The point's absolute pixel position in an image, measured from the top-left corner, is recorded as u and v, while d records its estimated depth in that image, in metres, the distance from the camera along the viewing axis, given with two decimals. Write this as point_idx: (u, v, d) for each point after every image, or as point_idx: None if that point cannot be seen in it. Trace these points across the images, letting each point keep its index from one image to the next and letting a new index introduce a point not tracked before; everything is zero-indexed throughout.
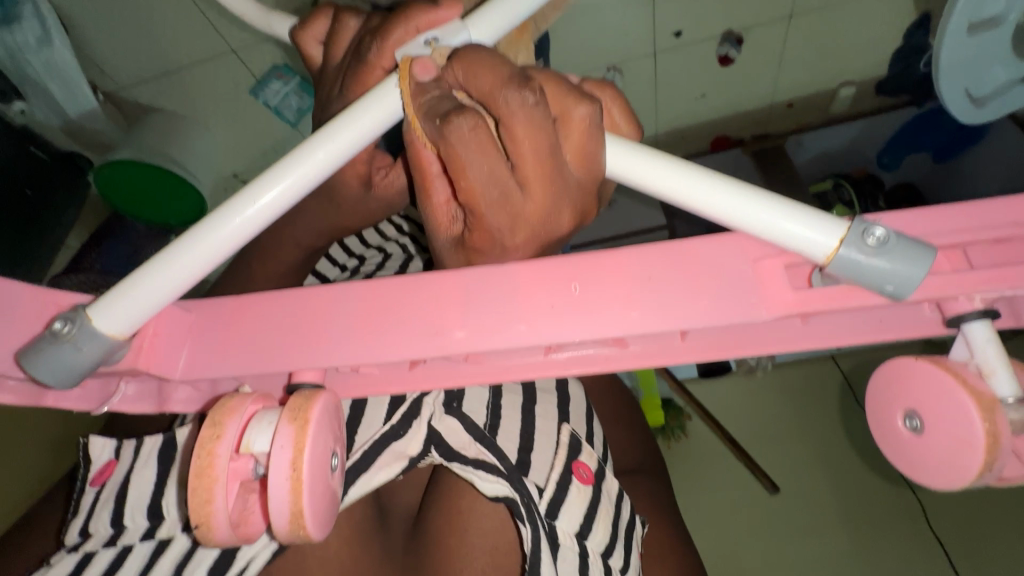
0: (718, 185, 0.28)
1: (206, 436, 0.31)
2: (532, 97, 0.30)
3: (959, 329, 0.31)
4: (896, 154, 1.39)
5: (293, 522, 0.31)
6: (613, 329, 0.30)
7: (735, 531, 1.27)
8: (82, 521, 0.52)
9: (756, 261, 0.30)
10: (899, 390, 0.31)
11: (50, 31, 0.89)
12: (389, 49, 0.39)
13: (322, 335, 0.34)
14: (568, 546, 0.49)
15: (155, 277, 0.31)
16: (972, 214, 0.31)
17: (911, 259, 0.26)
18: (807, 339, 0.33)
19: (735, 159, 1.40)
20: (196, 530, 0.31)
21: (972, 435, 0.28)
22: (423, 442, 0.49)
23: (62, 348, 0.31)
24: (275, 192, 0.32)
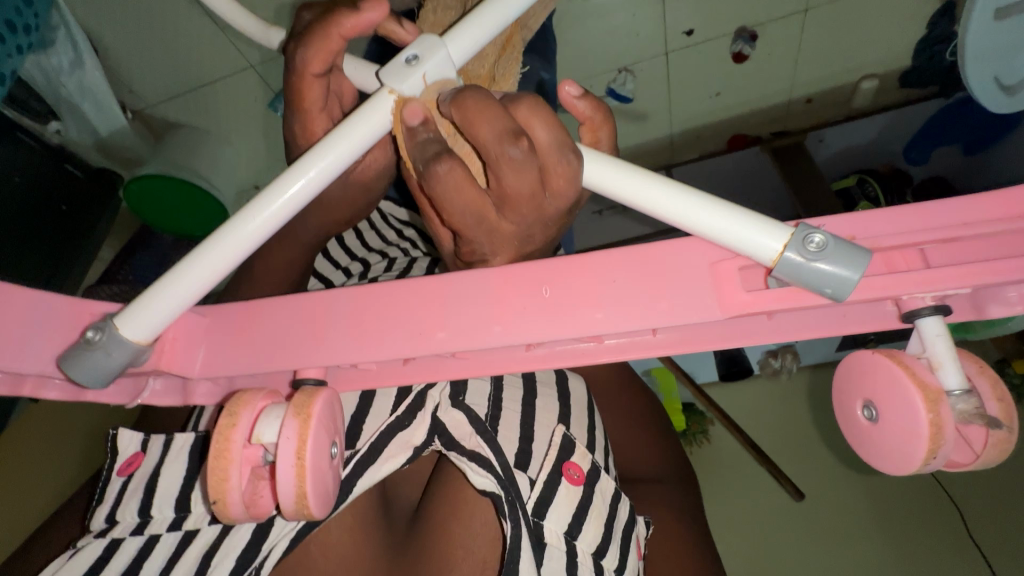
0: (706, 199, 0.27)
1: (224, 423, 0.32)
2: (518, 151, 0.31)
3: (915, 325, 0.30)
4: (925, 147, 1.24)
5: (298, 501, 0.31)
6: (588, 328, 0.30)
7: (756, 534, 1.24)
8: (110, 508, 0.52)
9: (714, 262, 0.29)
10: (859, 379, 0.31)
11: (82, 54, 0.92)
12: (316, 54, 0.41)
13: (321, 334, 0.35)
14: (554, 547, 0.49)
15: (160, 298, 0.32)
16: (925, 214, 0.30)
17: (846, 263, 0.26)
18: (773, 334, 0.33)
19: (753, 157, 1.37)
20: (213, 504, 0.32)
21: (916, 425, 0.28)
22: (427, 432, 0.49)
23: (94, 353, 0.32)
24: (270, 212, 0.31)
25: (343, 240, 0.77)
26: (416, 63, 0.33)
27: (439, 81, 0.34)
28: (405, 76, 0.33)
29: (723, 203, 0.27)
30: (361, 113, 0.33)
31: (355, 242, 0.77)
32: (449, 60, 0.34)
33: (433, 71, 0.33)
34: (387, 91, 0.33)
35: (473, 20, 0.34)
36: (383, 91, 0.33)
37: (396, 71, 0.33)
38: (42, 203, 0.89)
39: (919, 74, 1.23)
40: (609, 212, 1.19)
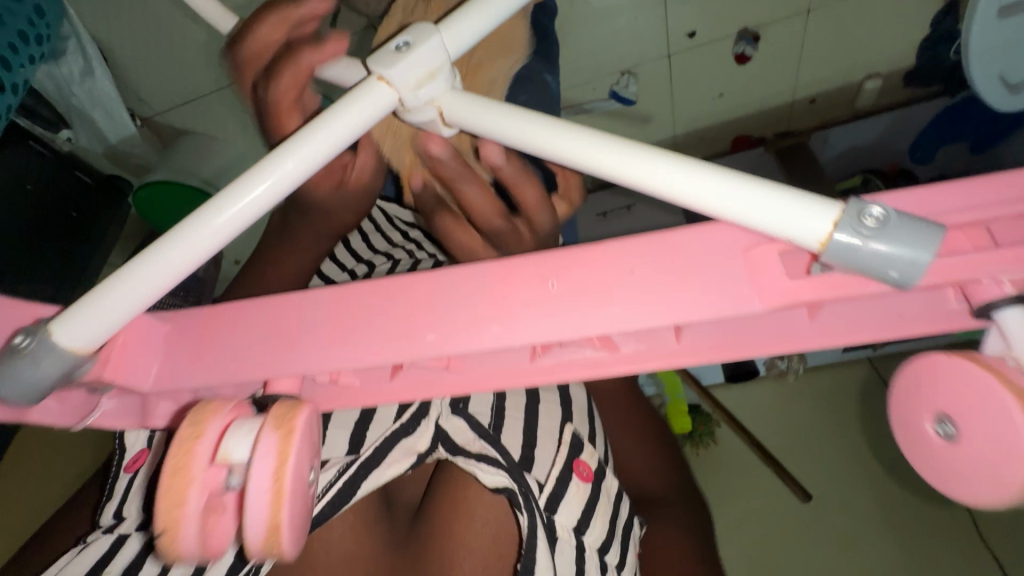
0: (699, 178, 0.26)
1: (185, 434, 0.30)
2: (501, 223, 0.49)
3: (989, 320, 0.26)
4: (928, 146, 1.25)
5: (268, 537, 0.29)
6: (594, 326, 0.29)
7: (764, 537, 1.22)
8: (117, 504, 0.51)
9: (746, 249, 0.28)
10: (929, 390, 0.26)
11: (91, 64, 0.93)
12: (281, 86, 0.44)
13: (291, 339, 0.34)
14: (566, 540, 0.49)
15: (123, 287, 0.30)
16: (998, 186, 0.26)
17: (915, 239, 0.23)
18: (815, 338, 0.31)
19: (757, 158, 1.36)
20: (160, 537, 0.29)
21: (1019, 438, 0.23)
22: (432, 439, 0.49)
23: (23, 363, 0.30)
24: (247, 200, 0.30)
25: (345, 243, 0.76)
26: (408, 48, 0.34)
27: (431, 65, 0.34)
28: (396, 60, 0.34)
29: (719, 179, 0.26)
30: (347, 101, 0.33)
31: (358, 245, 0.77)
32: (442, 45, 0.35)
33: (425, 53, 0.34)
34: (376, 76, 0.34)
35: (465, 13, 0.36)
36: (371, 78, 0.34)
37: (388, 56, 0.34)
38: (54, 206, 0.83)
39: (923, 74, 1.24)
40: (613, 214, 1.21)
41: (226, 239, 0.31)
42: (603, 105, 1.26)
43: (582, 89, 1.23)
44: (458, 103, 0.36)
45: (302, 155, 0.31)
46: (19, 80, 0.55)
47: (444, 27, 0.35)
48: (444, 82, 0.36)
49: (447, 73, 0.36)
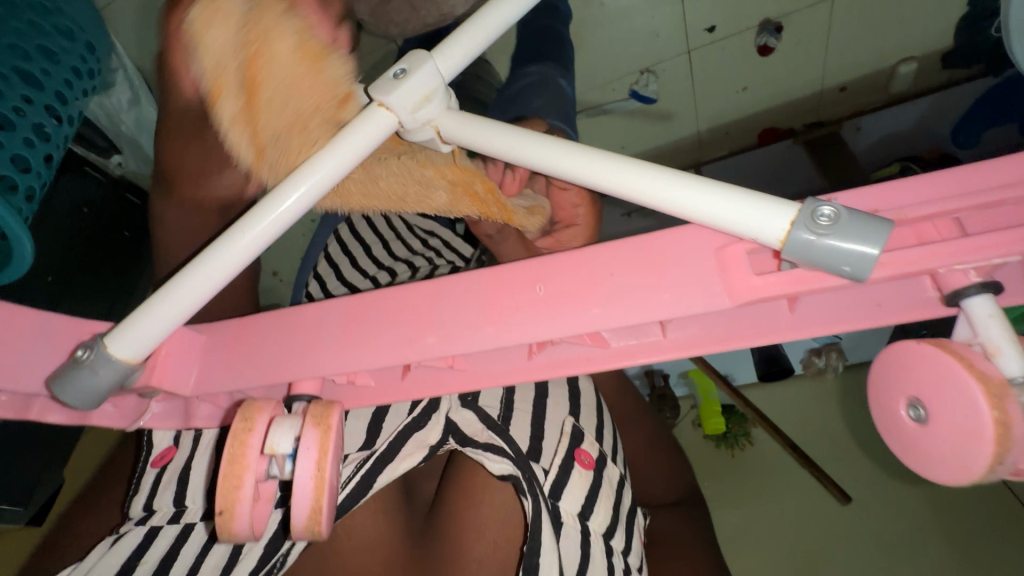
0: (675, 187, 0.28)
1: (239, 428, 0.33)
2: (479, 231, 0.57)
3: (960, 308, 0.28)
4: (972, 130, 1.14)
5: (311, 517, 0.32)
6: (577, 327, 0.31)
7: (800, 539, 1.19)
8: (146, 498, 0.55)
9: (719, 248, 0.29)
10: (900, 375, 0.27)
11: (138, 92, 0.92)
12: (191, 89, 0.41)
13: (312, 346, 0.37)
14: (570, 524, 0.51)
15: (162, 306, 0.34)
16: (963, 178, 0.27)
17: (865, 237, 0.24)
18: (799, 328, 0.32)
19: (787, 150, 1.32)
20: (218, 517, 0.32)
21: (976, 425, 0.24)
22: (442, 431, 0.50)
23: (82, 371, 0.34)
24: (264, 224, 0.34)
25: (355, 260, 0.79)
26: (403, 75, 0.37)
27: (427, 89, 0.37)
28: (396, 87, 0.36)
29: (699, 186, 0.28)
30: (355, 126, 0.36)
31: (366, 261, 0.79)
32: (436, 69, 0.38)
33: (421, 78, 0.37)
34: (377, 103, 0.37)
35: (453, 42, 0.39)
36: (374, 104, 0.37)
37: (387, 83, 0.37)
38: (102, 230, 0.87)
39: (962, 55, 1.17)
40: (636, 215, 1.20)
41: (248, 258, 0.35)
42: (624, 105, 1.27)
43: (603, 90, 1.25)
44: (455, 122, 0.39)
45: (313, 181, 0.34)
46: (74, 111, 0.62)
47: (435, 55, 0.38)
48: (440, 103, 0.38)
49: (443, 94, 0.39)
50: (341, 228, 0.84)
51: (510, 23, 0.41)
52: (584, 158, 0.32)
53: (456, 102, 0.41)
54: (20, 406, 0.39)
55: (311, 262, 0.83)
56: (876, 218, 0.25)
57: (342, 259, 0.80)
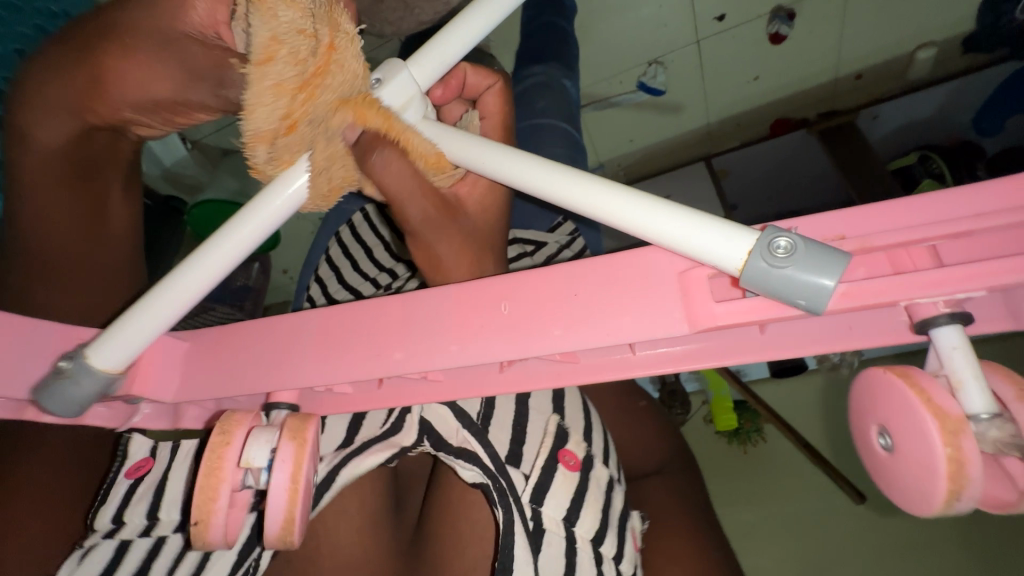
0: (644, 204, 0.28)
1: (216, 441, 0.33)
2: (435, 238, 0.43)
3: (928, 337, 0.27)
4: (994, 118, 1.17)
5: (284, 528, 0.33)
6: (539, 347, 0.31)
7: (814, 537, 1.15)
8: (114, 509, 0.50)
9: (681, 272, 0.29)
10: (873, 404, 0.27)
11: None
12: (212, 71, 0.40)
13: (286, 361, 0.37)
14: (554, 532, 0.47)
15: (140, 319, 0.35)
16: (930, 208, 0.26)
17: (821, 269, 0.24)
18: (766, 351, 0.31)
19: (801, 140, 1.31)
20: (194, 527, 0.32)
21: (931, 463, 0.24)
22: (416, 433, 0.47)
23: (63, 382, 0.35)
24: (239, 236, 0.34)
25: (357, 263, 0.79)
26: (378, 86, 0.37)
27: (402, 100, 0.37)
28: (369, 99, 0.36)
29: (668, 205, 0.27)
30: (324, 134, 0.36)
31: (368, 263, 0.79)
32: (411, 80, 0.37)
33: (395, 89, 0.37)
34: None
35: (429, 51, 0.39)
36: None
37: None
38: None
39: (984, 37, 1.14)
40: None
41: (224, 270, 0.35)
42: (631, 97, 1.24)
43: (609, 83, 1.23)
44: (431, 132, 0.38)
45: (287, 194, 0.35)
46: None
47: (410, 65, 0.38)
48: (415, 114, 0.38)
49: (419, 105, 0.38)
50: (341, 228, 0.84)
51: (487, 30, 0.41)
52: (549, 171, 0.31)
53: (433, 112, 0.41)
54: (19, 413, 0.40)
55: (313, 264, 0.87)
56: (834, 248, 0.25)
57: (343, 263, 0.79)
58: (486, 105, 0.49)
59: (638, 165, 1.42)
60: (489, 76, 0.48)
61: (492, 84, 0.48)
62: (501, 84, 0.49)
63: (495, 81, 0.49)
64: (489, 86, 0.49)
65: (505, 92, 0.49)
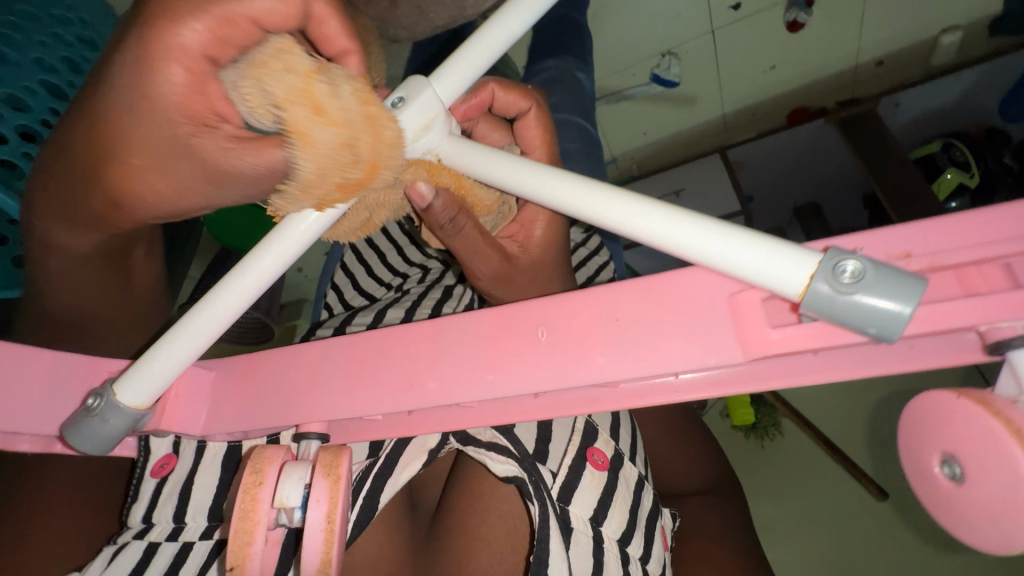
0: (697, 227, 0.26)
1: (250, 481, 0.32)
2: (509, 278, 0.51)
3: (1002, 357, 0.25)
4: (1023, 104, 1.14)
5: (321, 568, 0.32)
6: (577, 379, 0.30)
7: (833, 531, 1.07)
8: (146, 509, 0.47)
9: (731, 295, 0.27)
10: (938, 432, 0.25)
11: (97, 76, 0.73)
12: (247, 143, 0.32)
13: (315, 387, 0.37)
14: (581, 530, 0.45)
15: (169, 350, 0.34)
16: (1008, 221, 0.25)
17: (893, 295, 0.22)
18: (816, 373, 0.29)
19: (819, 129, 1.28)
20: (229, 572, 0.31)
21: (1020, 498, 0.22)
22: (442, 430, 0.45)
23: (93, 420, 0.35)
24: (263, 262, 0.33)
25: (371, 269, 0.77)
26: (403, 104, 0.35)
27: (426, 117, 0.36)
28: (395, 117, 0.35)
29: (720, 227, 0.26)
30: None
31: (382, 268, 0.76)
32: (436, 96, 0.36)
33: (421, 107, 0.35)
34: None
35: (451, 66, 0.38)
36: None
37: None
38: None
39: (1014, 20, 1.09)
40: None
41: (250, 299, 0.34)
42: (646, 89, 1.22)
43: (623, 75, 1.19)
44: (457, 148, 0.37)
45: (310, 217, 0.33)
46: None
47: (433, 80, 0.37)
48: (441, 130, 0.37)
49: (444, 121, 0.37)
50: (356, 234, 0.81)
51: (508, 44, 0.39)
52: (589, 198, 0.30)
53: (459, 127, 0.40)
54: (48, 444, 0.40)
55: (331, 271, 0.85)
56: (902, 270, 0.23)
57: (358, 267, 0.77)
58: (524, 132, 0.51)
59: (652, 158, 1.39)
60: (522, 99, 0.50)
61: (525, 108, 0.50)
62: (533, 106, 0.51)
63: (527, 103, 0.50)
64: (523, 108, 0.50)
65: (540, 115, 0.52)
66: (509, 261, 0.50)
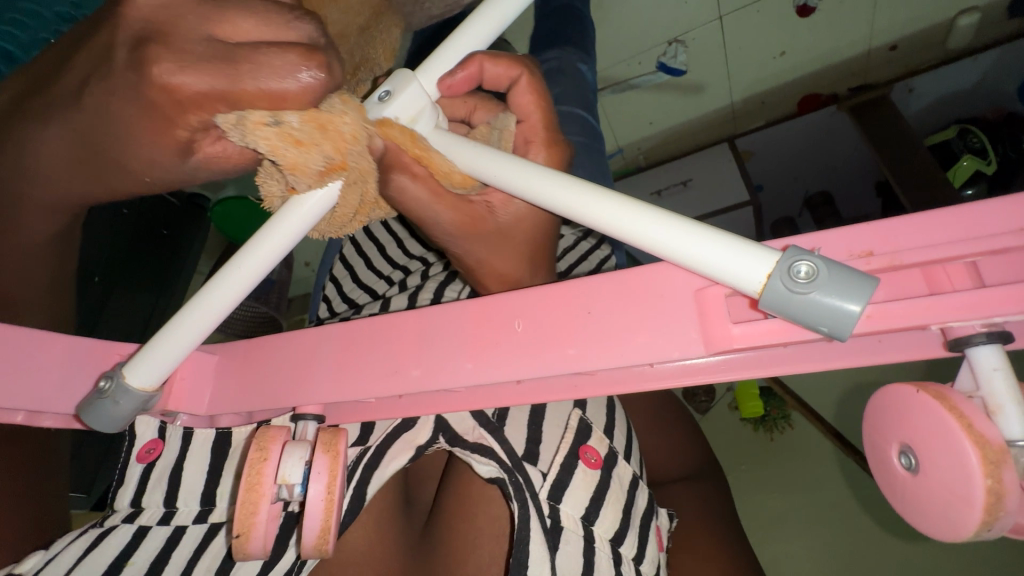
0: (672, 222, 0.27)
1: (255, 456, 0.33)
2: (478, 247, 0.46)
3: (964, 354, 0.25)
4: None
5: (320, 537, 0.33)
6: (551, 368, 0.31)
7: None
8: (133, 492, 0.48)
9: (699, 288, 0.28)
10: (897, 424, 0.26)
11: None
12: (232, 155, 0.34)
13: (305, 376, 0.38)
14: (572, 529, 0.46)
15: (169, 336, 0.35)
16: (975, 219, 0.25)
17: (847, 293, 0.23)
18: (784, 363, 0.30)
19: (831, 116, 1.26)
20: (235, 539, 0.32)
21: (964, 490, 0.23)
22: (432, 431, 0.47)
23: (103, 401, 0.37)
24: (259, 253, 0.33)
25: (371, 261, 0.77)
26: (389, 98, 0.36)
27: (413, 110, 0.37)
28: (381, 112, 0.36)
29: (690, 221, 0.27)
30: None
31: (381, 261, 0.77)
32: (422, 89, 0.37)
33: (407, 99, 0.36)
34: None
35: (436, 58, 0.38)
36: None
37: (372, 108, 0.36)
38: (144, 228, 0.90)
39: None
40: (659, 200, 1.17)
41: (249, 288, 0.35)
42: (650, 78, 1.21)
43: (629, 64, 1.18)
44: (442, 141, 0.37)
45: (301, 210, 0.33)
46: None
47: (419, 73, 0.38)
48: (427, 124, 0.38)
49: (430, 114, 0.38)
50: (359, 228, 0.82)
51: (497, 34, 0.40)
52: (570, 192, 0.30)
53: (446, 121, 0.40)
54: (70, 421, 0.41)
55: (330, 265, 0.87)
56: (858, 270, 0.24)
57: (359, 261, 0.79)
58: (516, 104, 0.45)
59: (657, 148, 1.39)
60: (511, 67, 0.44)
61: (516, 78, 0.44)
62: (526, 73, 0.44)
63: (519, 71, 0.44)
64: (513, 78, 0.44)
65: (533, 83, 0.45)
66: (483, 226, 0.44)
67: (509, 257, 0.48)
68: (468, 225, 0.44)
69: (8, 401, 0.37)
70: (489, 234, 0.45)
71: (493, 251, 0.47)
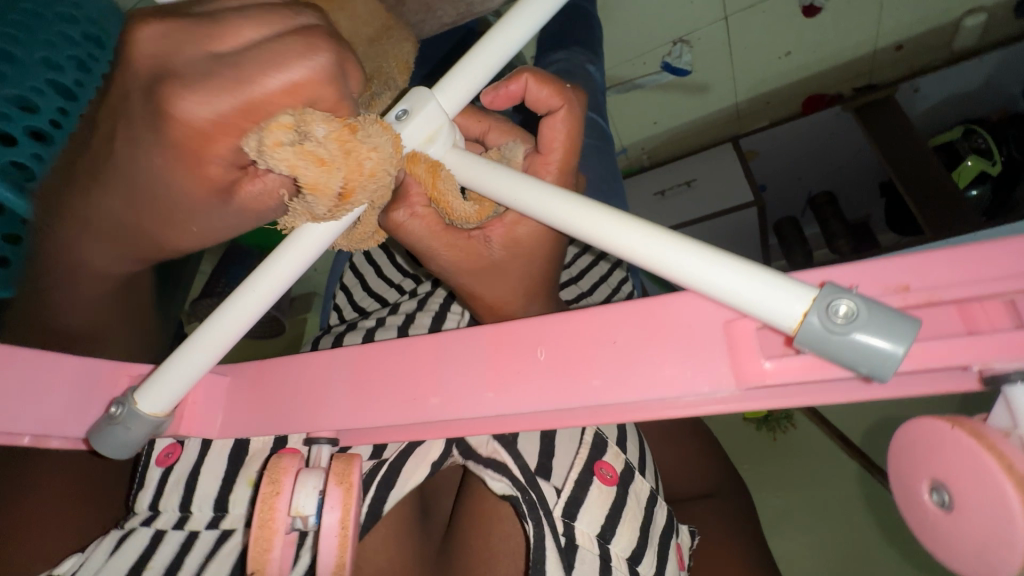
0: (707, 255, 0.26)
1: (267, 491, 0.32)
2: (475, 284, 0.47)
3: (999, 390, 0.25)
4: None
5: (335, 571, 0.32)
6: (576, 400, 0.30)
7: (855, 530, 1.06)
8: (152, 496, 0.47)
9: (728, 321, 0.28)
10: (926, 457, 0.25)
11: None
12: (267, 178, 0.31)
13: (321, 403, 0.38)
14: (587, 548, 0.46)
15: (181, 361, 0.34)
16: (1011, 254, 0.24)
17: (887, 334, 0.22)
18: (819, 395, 0.27)
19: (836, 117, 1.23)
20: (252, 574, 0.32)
21: (1007, 535, 0.22)
22: (444, 446, 0.47)
23: (115, 426, 0.36)
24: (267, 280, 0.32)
25: (380, 269, 0.74)
26: (406, 118, 0.35)
27: (431, 129, 0.36)
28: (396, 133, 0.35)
29: (723, 254, 0.26)
30: None
31: (391, 269, 0.74)
32: (440, 107, 0.36)
33: (423, 120, 0.35)
34: None
35: (455, 73, 0.38)
36: None
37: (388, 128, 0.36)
38: None
39: None
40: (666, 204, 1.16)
41: (258, 314, 0.34)
42: (657, 78, 1.19)
43: (634, 64, 1.17)
44: (461, 161, 0.37)
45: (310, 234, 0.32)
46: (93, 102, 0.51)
47: (436, 92, 0.37)
48: (445, 142, 0.37)
49: (448, 132, 0.37)
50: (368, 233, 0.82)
51: (514, 50, 0.39)
52: (594, 218, 0.29)
53: (463, 139, 0.40)
54: (78, 441, 0.40)
55: (338, 275, 0.84)
56: (898, 310, 0.23)
57: (367, 269, 0.75)
58: (543, 135, 0.44)
59: (662, 147, 1.39)
60: (554, 96, 0.43)
61: (555, 108, 0.43)
62: (567, 106, 0.44)
63: (560, 104, 0.43)
64: (551, 107, 0.43)
65: (571, 118, 0.44)
66: (480, 263, 0.46)
67: (503, 295, 0.49)
68: (462, 262, 0.45)
69: (14, 425, 0.36)
70: (486, 270, 0.46)
71: (488, 288, 0.48)
